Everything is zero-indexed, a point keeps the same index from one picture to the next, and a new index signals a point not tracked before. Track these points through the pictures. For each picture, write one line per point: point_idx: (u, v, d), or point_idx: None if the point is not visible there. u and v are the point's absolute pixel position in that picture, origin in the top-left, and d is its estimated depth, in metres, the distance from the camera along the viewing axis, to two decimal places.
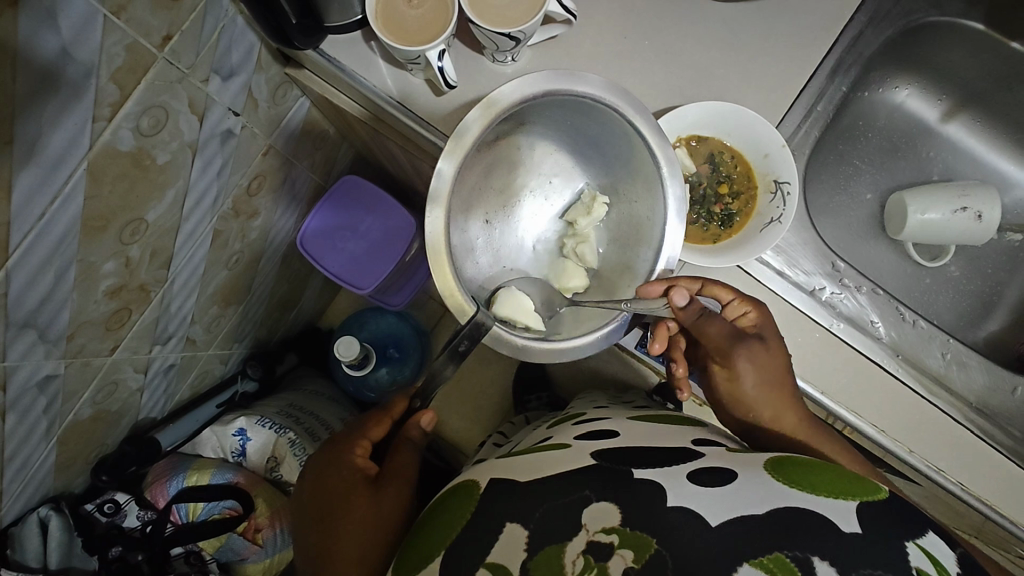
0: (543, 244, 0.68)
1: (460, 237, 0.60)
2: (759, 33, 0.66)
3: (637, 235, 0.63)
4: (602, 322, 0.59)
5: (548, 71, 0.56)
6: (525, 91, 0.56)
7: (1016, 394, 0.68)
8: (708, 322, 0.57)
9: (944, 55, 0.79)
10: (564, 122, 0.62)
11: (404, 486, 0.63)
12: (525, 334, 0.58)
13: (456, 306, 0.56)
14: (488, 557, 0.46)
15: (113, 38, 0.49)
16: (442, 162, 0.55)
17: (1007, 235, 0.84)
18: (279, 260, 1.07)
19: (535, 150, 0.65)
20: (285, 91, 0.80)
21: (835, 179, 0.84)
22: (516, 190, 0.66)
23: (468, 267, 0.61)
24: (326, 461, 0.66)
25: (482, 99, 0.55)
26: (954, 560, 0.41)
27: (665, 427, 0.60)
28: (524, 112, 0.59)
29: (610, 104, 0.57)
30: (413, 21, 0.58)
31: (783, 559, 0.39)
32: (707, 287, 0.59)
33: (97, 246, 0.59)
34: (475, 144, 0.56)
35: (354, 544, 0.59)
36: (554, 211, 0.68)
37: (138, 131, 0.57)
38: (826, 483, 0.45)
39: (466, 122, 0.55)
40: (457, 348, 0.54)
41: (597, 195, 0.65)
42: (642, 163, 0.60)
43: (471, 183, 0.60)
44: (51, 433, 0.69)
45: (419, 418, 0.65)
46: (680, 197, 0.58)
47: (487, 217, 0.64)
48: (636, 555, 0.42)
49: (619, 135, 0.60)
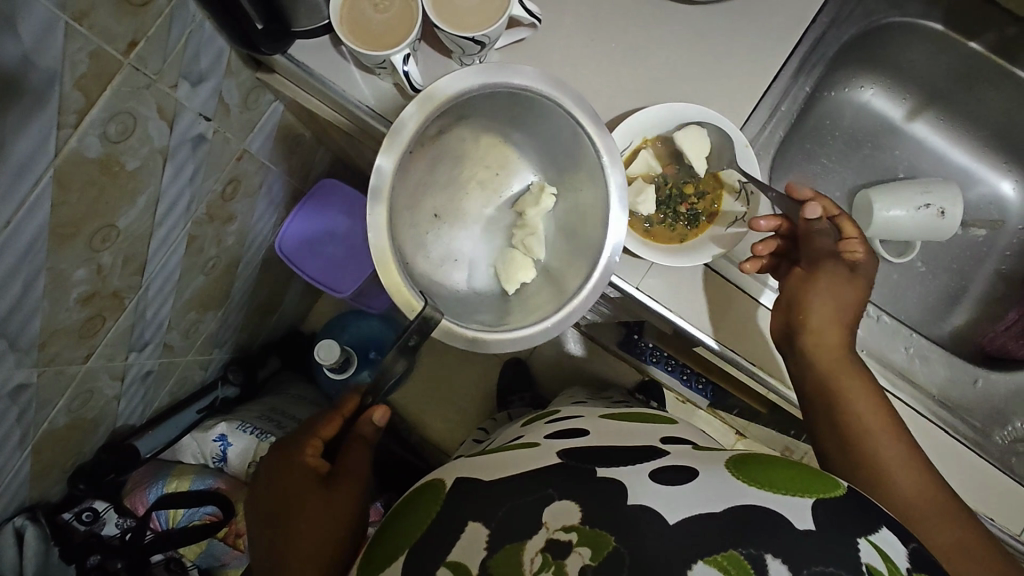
0: (495, 237, 0.68)
1: (409, 233, 0.61)
2: (724, 35, 0.67)
3: (583, 224, 0.64)
4: (552, 311, 0.59)
5: (478, 67, 0.57)
6: (461, 85, 0.56)
7: (978, 385, 0.71)
8: (823, 236, 0.63)
9: (905, 54, 0.81)
10: (509, 116, 0.63)
11: (356, 485, 0.64)
12: (476, 326, 0.58)
13: (404, 302, 0.56)
14: (448, 556, 0.46)
15: (76, 46, 0.49)
16: (380, 159, 0.55)
17: (970, 231, 0.86)
18: (258, 264, 1.07)
19: (486, 143, 0.66)
20: (258, 96, 0.80)
21: (803, 178, 0.85)
22: (462, 183, 0.66)
23: (418, 262, 0.62)
24: (277, 462, 0.65)
25: (418, 95, 0.56)
26: (904, 555, 0.43)
27: (632, 424, 0.61)
28: (463, 107, 0.59)
29: (548, 96, 0.58)
30: (379, 24, 0.59)
31: (735, 556, 0.41)
32: (841, 218, 0.64)
33: (67, 254, 0.59)
34: (413, 139, 0.56)
35: (308, 539, 0.59)
36: (501, 203, 0.68)
37: (106, 138, 0.57)
38: (784, 480, 0.46)
39: (403, 119, 0.56)
40: (408, 342, 0.55)
41: (545, 186, 0.66)
42: (585, 155, 0.61)
43: (416, 177, 0.61)
44: (25, 442, 0.69)
45: (372, 413, 0.68)
46: (621, 186, 0.59)
47: (436, 212, 0.65)
48: (594, 553, 0.43)
49: (561, 127, 0.61)
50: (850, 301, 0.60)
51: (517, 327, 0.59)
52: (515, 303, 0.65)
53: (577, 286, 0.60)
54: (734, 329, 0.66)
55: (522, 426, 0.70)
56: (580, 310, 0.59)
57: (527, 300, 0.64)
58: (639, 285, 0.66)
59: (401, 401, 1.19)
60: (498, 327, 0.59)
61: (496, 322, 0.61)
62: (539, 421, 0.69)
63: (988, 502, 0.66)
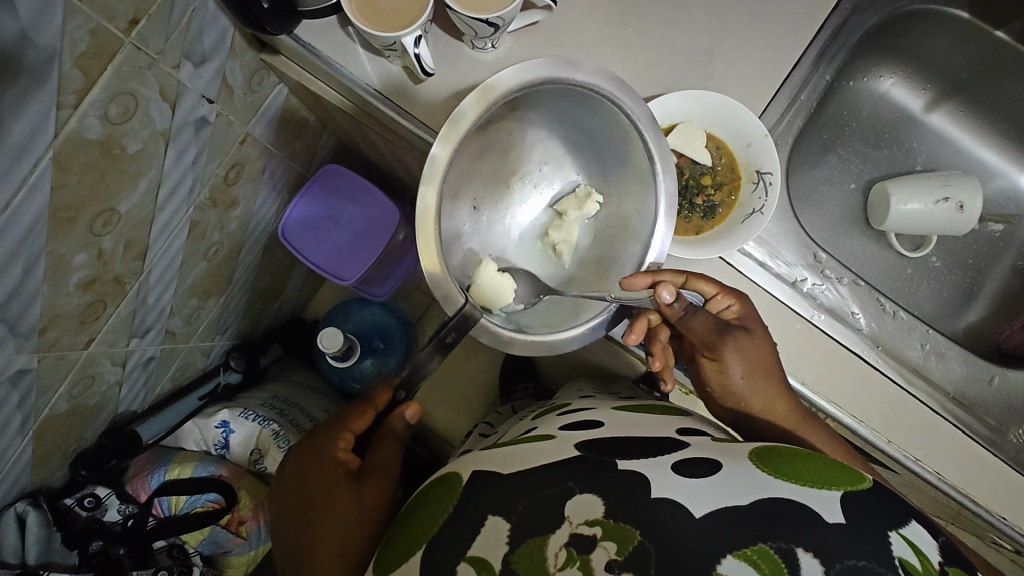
0: (530, 237, 0.66)
1: (448, 222, 0.58)
2: (744, 20, 0.65)
3: (624, 229, 0.63)
4: (591, 313, 0.59)
5: (545, 59, 0.55)
6: (523, 78, 0.54)
7: (993, 384, 0.70)
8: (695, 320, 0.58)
9: (929, 43, 0.79)
10: (556, 111, 0.61)
11: (385, 480, 0.63)
12: (511, 327, 0.57)
13: (443, 295, 0.55)
14: (468, 552, 0.46)
15: (74, 23, 0.48)
16: (436, 147, 0.53)
17: (988, 226, 0.84)
18: (260, 250, 1.05)
19: (525, 138, 0.63)
20: (261, 78, 0.78)
21: (819, 170, 0.83)
22: (504, 176, 0.64)
23: (456, 256, 0.59)
24: (309, 454, 0.64)
25: (478, 85, 0.54)
26: (934, 548, 0.42)
27: (650, 417, 0.60)
28: (521, 99, 0.57)
29: (608, 95, 0.56)
30: (389, 6, 0.57)
31: (766, 551, 0.40)
32: (692, 280, 0.59)
33: (68, 237, 0.57)
34: (471, 130, 0.54)
35: (337, 538, 0.58)
36: (542, 202, 0.66)
37: (106, 119, 0.55)
38: (810, 473, 0.45)
39: (461, 108, 0.54)
40: (444, 339, 0.55)
41: (591, 193, 0.63)
42: (637, 160, 0.60)
43: (464, 165, 0.58)
44: (26, 427, 0.68)
45: (402, 410, 0.64)
46: (671, 194, 0.58)
47: (475, 203, 0.62)
48: (620, 548, 0.42)
49: (612, 127, 0.59)
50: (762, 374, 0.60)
51: (555, 329, 0.58)
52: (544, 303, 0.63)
53: (592, 312, 0.59)
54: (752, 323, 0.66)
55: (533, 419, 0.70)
56: (603, 325, 0.59)
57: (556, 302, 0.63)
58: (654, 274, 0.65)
59: None
60: (533, 330, 0.58)
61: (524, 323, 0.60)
62: (550, 414, 0.68)
63: (1002, 501, 0.65)
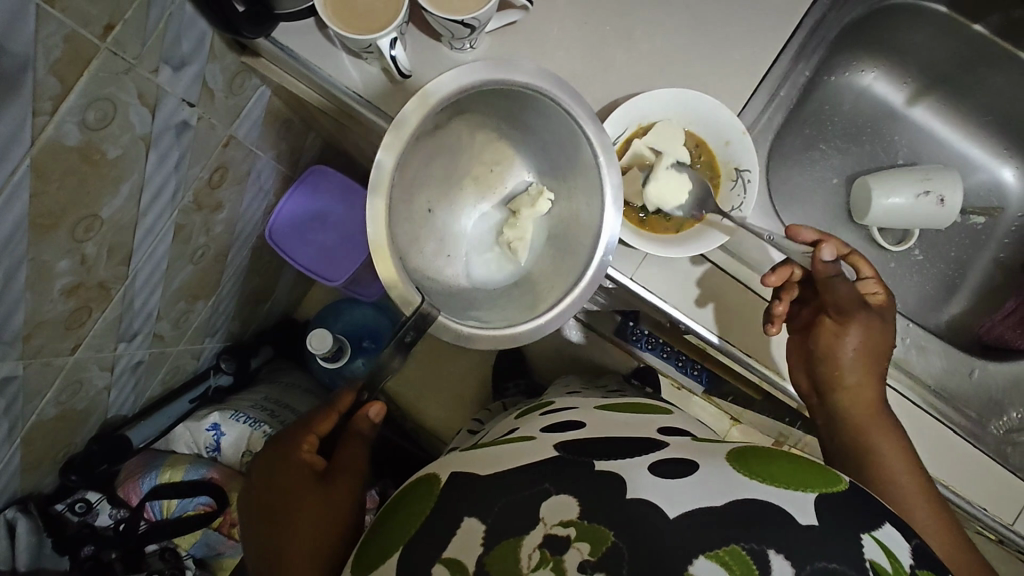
0: (485, 237, 0.65)
1: (405, 224, 0.58)
2: (723, 18, 0.65)
3: (576, 227, 0.62)
4: (552, 305, 0.58)
5: (483, 62, 0.54)
6: (462, 82, 0.54)
7: (973, 376, 0.71)
8: (844, 282, 0.60)
9: (907, 37, 0.80)
10: (505, 110, 0.60)
11: (353, 478, 0.63)
12: (471, 322, 0.57)
13: (402, 297, 0.54)
14: (444, 552, 0.46)
15: (48, 29, 0.47)
16: (380, 154, 0.53)
17: (969, 218, 0.85)
18: (248, 252, 1.05)
19: (481, 138, 0.63)
20: (242, 81, 0.77)
21: (801, 165, 0.84)
22: (458, 179, 0.65)
23: (415, 257, 0.59)
24: (274, 458, 0.65)
25: (416, 93, 0.53)
26: (908, 551, 0.44)
27: (628, 417, 0.60)
28: (463, 101, 0.57)
29: (548, 94, 0.55)
30: (364, 8, 0.57)
31: (738, 551, 0.41)
32: (854, 256, 0.64)
33: (49, 244, 0.57)
34: (414, 135, 0.54)
35: (304, 539, 0.58)
36: (496, 199, 0.66)
37: (85, 124, 0.55)
38: (784, 474, 0.46)
39: (403, 113, 0.53)
40: (404, 338, 0.55)
41: (543, 190, 0.63)
42: (582, 157, 0.59)
43: (414, 170, 0.58)
44: (13, 435, 0.68)
45: (368, 409, 0.67)
46: (616, 186, 0.57)
47: (431, 206, 0.63)
48: (592, 548, 0.43)
49: (558, 126, 0.59)
50: (871, 358, 0.62)
51: (514, 323, 0.58)
52: (506, 299, 0.62)
53: (552, 304, 0.58)
54: (733, 319, 0.66)
55: (516, 418, 0.70)
56: (562, 317, 0.57)
57: (518, 296, 0.63)
58: (633, 275, 0.64)
59: (395, 392, 1.18)
60: (492, 325, 0.58)
61: (487, 318, 0.59)
62: (533, 414, 0.68)
63: (982, 492, 0.66)
